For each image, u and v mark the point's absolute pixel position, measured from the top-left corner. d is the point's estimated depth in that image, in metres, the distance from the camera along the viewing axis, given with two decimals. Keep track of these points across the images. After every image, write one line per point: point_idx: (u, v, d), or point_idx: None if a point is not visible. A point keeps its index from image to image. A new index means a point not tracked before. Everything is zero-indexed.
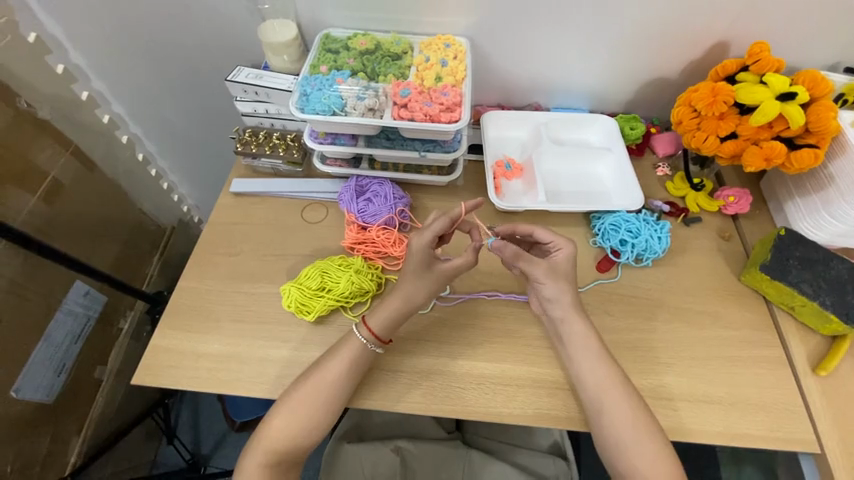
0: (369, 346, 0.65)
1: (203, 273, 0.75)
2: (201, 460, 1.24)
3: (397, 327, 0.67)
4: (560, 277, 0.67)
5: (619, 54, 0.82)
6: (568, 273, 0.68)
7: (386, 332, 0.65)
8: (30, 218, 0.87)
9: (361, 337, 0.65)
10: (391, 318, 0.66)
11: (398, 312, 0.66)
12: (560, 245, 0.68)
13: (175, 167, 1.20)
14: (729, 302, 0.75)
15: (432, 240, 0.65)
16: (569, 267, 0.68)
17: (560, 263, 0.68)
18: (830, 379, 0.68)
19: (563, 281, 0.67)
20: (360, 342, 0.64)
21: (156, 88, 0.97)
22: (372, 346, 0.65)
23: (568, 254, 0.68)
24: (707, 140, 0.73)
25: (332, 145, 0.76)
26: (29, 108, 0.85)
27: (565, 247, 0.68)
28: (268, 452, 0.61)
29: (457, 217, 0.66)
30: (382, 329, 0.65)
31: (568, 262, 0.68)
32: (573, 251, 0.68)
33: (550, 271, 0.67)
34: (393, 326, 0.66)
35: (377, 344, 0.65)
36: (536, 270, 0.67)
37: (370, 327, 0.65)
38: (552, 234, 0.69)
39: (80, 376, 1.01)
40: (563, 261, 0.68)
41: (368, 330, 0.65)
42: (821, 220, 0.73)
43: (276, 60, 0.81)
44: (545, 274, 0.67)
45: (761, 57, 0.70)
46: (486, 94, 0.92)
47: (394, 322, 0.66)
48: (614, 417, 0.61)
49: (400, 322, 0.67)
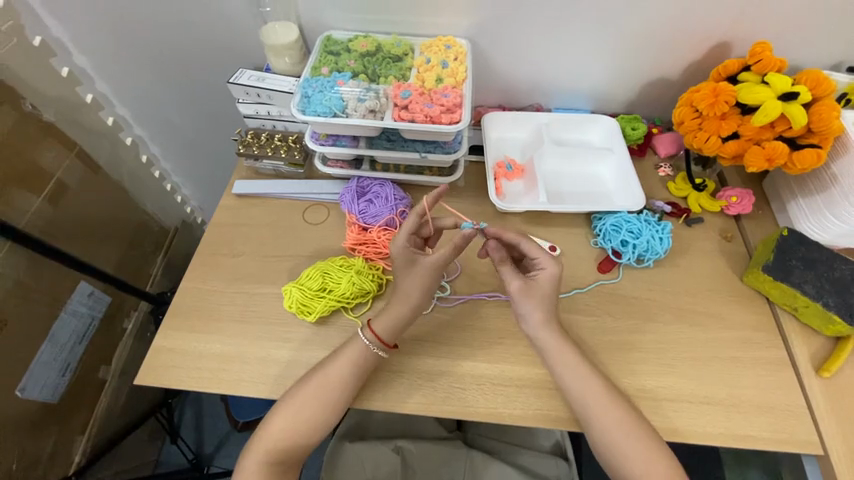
0: (371, 348, 0.65)
1: (206, 274, 0.76)
2: (205, 460, 1.25)
3: (402, 331, 0.66)
4: (536, 295, 0.65)
5: (621, 54, 0.82)
6: (548, 293, 0.65)
7: (390, 335, 0.65)
8: (35, 218, 0.89)
9: (365, 339, 0.65)
10: (394, 321, 0.65)
11: (400, 314, 0.65)
12: (545, 262, 0.66)
13: (178, 169, 1.20)
14: (732, 303, 0.74)
15: (407, 238, 0.66)
16: (548, 288, 0.65)
17: (541, 282, 0.65)
18: (833, 381, 0.67)
19: (542, 301, 0.65)
20: (364, 344, 0.64)
21: (159, 91, 0.98)
22: (376, 349, 0.65)
23: (551, 275, 0.65)
24: (708, 141, 0.73)
25: (334, 147, 0.77)
26: (33, 111, 0.88)
27: (548, 266, 0.66)
28: (269, 451, 0.62)
29: (421, 212, 0.66)
30: (385, 331, 0.65)
31: (549, 283, 0.65)
32: (556, 270, 0.66)
33: (527, 285, 0.65)
34: (397, 330, 0.66)
35: (381, 347, 0.65)
36: (513, 283, 0.65)
37: (375, 331, 0.65)
38: (538, 252, 0.66)
39: (87, 375, 1.02)
40: (544, 281, 0.65)
41: (372, 333, 0.65)
42: (826, 221, 0.73)
43: (278, 62, 0.81)
44: (518, 290, 0.65)
45: (762, 58, 0.70)
46: (486, 95, 0.92)
47: (398, 327, 0.66)
48: (609, 417, 0.61)
49: (406, 326, 0.66)
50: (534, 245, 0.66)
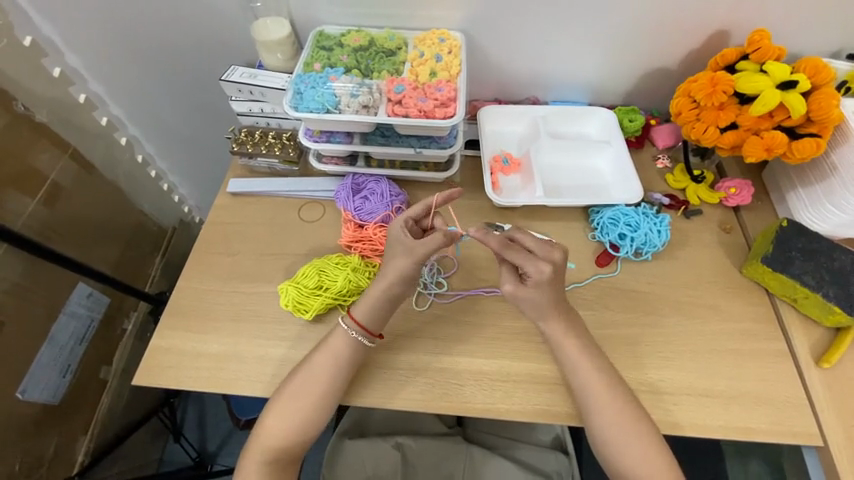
0: (351, 334, 0.64)
1: (202, 273, 0.75)
2: (208, 458, 1.25)
3: (384, 320, 0.66)
4: (526, 299, 0.63)
5: (618, 45, 0.81)
6: (539, 295, 0.62)
7: (372, 323, 0.65)
8: (31, 221, 0.88)
9: (345, 326, 0.65)
10: (375, 306, 0.65)
11: (380, 300, 0.65)
12: (533, 269, 0.61)
13: (174, 168, 1.20)
14: (731, 295, 0.74)
15: (408, 221, 0.67)
16: (539, 291, 0.62)
17: (530, 288, 0.62)
18: (833, 371, 0.67)
19: (536, 304, 0.63)
20: (344, 330, 0.65)
21: (152, 89, 0.97)
22: (357, 336, 0.64)
23: (539, 280, 0.61)
24: (706, 131, 0.72)
25: (327, 143, 0.76)
26: (27, 112, 0.87)
27: (534, 272, 0.61)
28: (267, 450, 0.62)
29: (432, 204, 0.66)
30: (366, 317, 0.65)
31: (539, 286, 0.62)
32: (544, 275, 0.61)
33: (518, 287, 0.63)
34: (378, 318, 0.65)
35: (362, 335, 0.65)
36: (505, 286, 0.64)
37: (355, 317, 0.65)
38: (521, 257, 0.62)
39: (88, 376, 1.02)
40: (533, 285, 0.62)
41: (352, 319, 0.65)
42: (827, 211, 0.72)
43: (270, 58, 0.80)
44: (509, 294, 0.64)
45: (760, 46, 0.69)
46: (482, 89, 0.91)
47: (378, 313, 0.65)
48: (608, 412, 0.61)
49: (387, 313, 0.66)
50: (519, 252, 0.62)
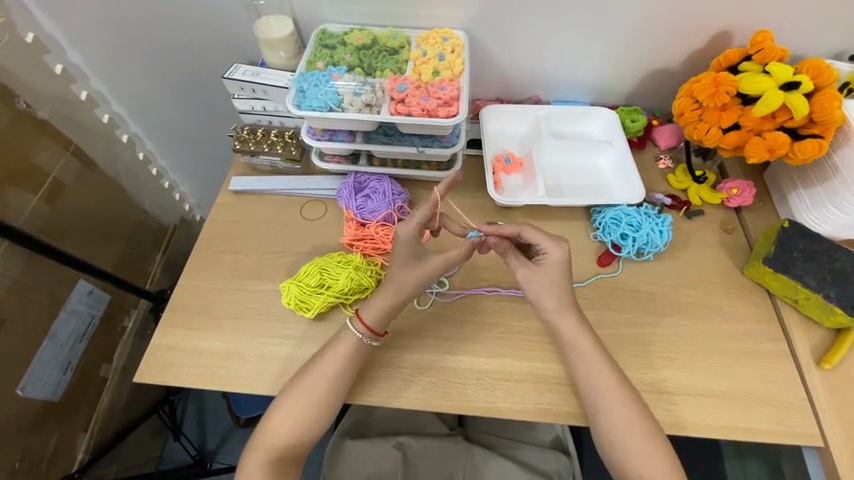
0: (364, 340, 0.65)
1: (204, 271, 0.75)
2: (208, 456, 1.25)
3: (391, 320, 0.66)
4: (543, 280, 0.65)
5: (620, 45, 0.81)
6: (556, 276, 0.65)
7: (380, 324, 0.65)
8: (33, 218, 0.88)
9: (355, 331, 0.65)
10: (384, 311, 0.65)
11: (390, 303, 0.65)
12: (550, 248, 0.65)
13: (175, 167, 1.20)
14: (732, 296, 0.74)
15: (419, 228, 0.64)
16: (556, 272, 0.65)
17: (547, 268, 0.65)
18: (835, 372, 0.67)
19: (552, 287, 0.65)
20: (353, 334, 0.65)
21: (154, 87, 0.97)
22: (368, 340, 0.65)
23: (558, 259, 0.65)
24: (709, 132, 0.72)
25: (330, 142, 0.76)
26: (29, 108, 0.86)
27: (553, 250, 0.65)
28: (270, 448, 0.62)
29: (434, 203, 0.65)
30: (376, 320, 0.65)
31: (557, 266, 0.65)
32: (562, 254, 0.65)
33: (532, 270, 0.66)
34: (386, 319, 0.66)
35: (373, 338, 0.65)
36: (519, 271, 0.66)
37: (364, 321, 0.65)
38: (540, 236, 0.66)
39: (88, 375, 1.02)
40: (551, 266, 0.65)
41: (361, 324, 0.65)
42: (828, 213, 0.72)
43: (272, 56, 0.80)
44: (524, 276, 0.66)
45: (763, 47, 0.69)
46: (485, 88, 0.91)
47: (386, 316, 0.65)
48: (619, 411, 0.61)
49: (396, 313, 0.66)
50: (539, 231, 0.66)
